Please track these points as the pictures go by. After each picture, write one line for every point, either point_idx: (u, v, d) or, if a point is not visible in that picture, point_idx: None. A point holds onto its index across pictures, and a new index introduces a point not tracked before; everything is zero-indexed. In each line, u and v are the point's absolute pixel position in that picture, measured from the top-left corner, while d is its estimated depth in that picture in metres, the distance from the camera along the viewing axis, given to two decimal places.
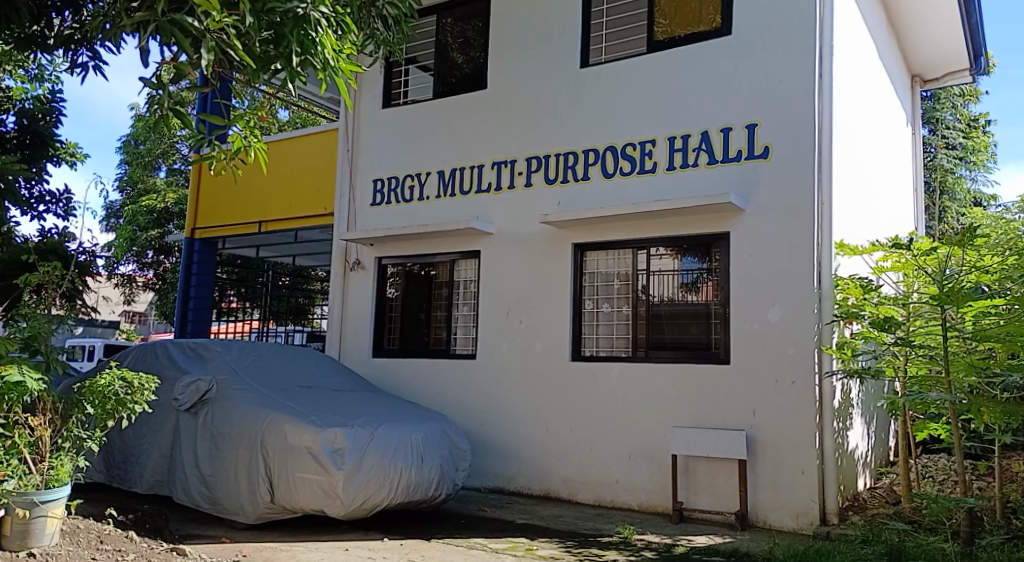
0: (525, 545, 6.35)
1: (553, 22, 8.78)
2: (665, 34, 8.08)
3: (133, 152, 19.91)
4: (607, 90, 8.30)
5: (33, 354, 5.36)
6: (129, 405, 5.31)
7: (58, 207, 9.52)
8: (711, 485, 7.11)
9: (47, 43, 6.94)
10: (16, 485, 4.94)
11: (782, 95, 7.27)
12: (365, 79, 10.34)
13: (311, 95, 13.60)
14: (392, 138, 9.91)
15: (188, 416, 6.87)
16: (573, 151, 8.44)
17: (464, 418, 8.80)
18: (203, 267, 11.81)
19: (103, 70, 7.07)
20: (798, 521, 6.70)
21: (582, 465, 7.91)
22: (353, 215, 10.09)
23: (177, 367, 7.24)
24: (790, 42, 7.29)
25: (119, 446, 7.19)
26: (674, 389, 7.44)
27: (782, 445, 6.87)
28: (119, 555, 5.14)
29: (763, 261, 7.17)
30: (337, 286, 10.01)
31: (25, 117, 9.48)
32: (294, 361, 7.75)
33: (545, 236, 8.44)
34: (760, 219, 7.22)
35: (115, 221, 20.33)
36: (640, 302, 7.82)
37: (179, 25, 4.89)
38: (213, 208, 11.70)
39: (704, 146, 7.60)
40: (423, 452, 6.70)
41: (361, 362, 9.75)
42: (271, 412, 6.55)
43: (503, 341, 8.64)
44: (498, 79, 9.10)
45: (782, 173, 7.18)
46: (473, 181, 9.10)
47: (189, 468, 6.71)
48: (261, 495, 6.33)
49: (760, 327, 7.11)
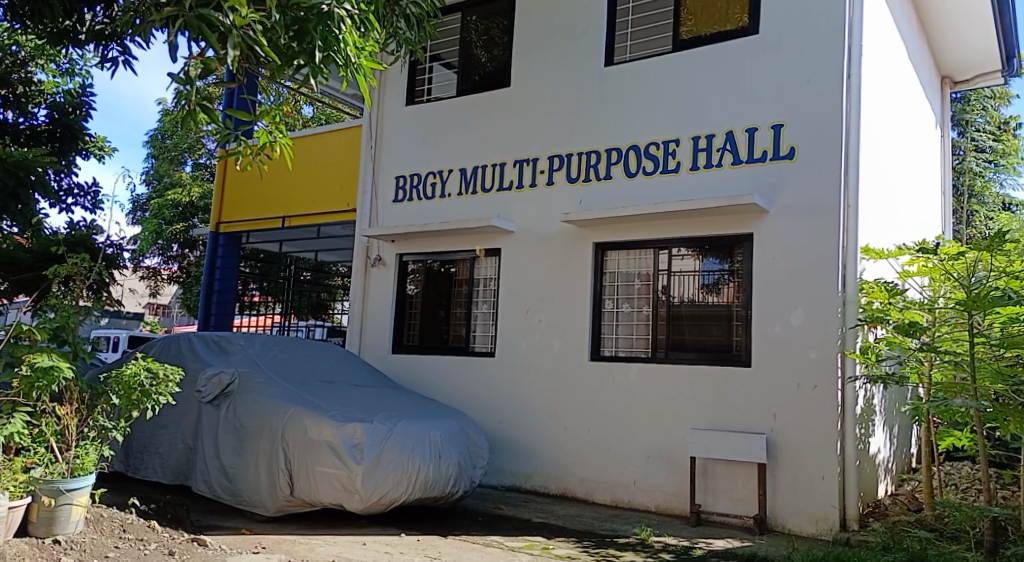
0: (541, 544, 6.36)
1: (577, 21, 8.78)
2: (691, 33, 8.05)
3: (160, 146, 20.14)
4: (630, 90, 8.28)
5: (61, 343, 5.44)
6: (154, 395, 5.38)
7: (86, 200, 9.41)
8: (730, 488, 7.07)
9: (78, 38, 7.19)
10: (43, 472, 5.04)
11: (809, 96, 7.21)
12: (389, 78, 10.39)
13: (334, 92, 13.65)
14: (415, 135, 9.94)
15: (211, 408, 6.95)
16: (595, 150, 8.42)
17: (482, 416, 8.82)
18: (227, 260, 11.92)
19: (133, 64, 7.28)
20: (818, 526, 6.66)
21: (599, 466, 7.90)
22: (375, 211, 10.13)
23: (200, 360, 7.32)
24: (818, 42, 7.22)
25: (141, 436, 7.26)
26: (694, 391, 7.41)
27: (804, 450, 6.82)
28: (142, 545, 5.23)
29: (788, 265, 7.10)
30: (358, 283, 10.09)
31: (56, 110, 9.37)
32: (314, 356, 7.82)
33: (567, 235, 8.43)
34: (785, 221, 7.16)
35: (141, 213, 20.49)
36: (661, 302, 7.78)
37: (207, 20, 4.96)
38: (237, 202, 11.78)
39: (728, 146, 7.55)
40: (442, 448, 6.73)
41: (381, 358, 9.79)
42: (292, 406, 6.61)
43: (522, 339, 8.65)
44: (521, 79, 9.12)
45: (808, 174, 7.11)
46: (496, 180, 9.12)
47: (210, 459, 6.78)
48: (281, 487, 6.39)
49: (781, 330, 7.06)
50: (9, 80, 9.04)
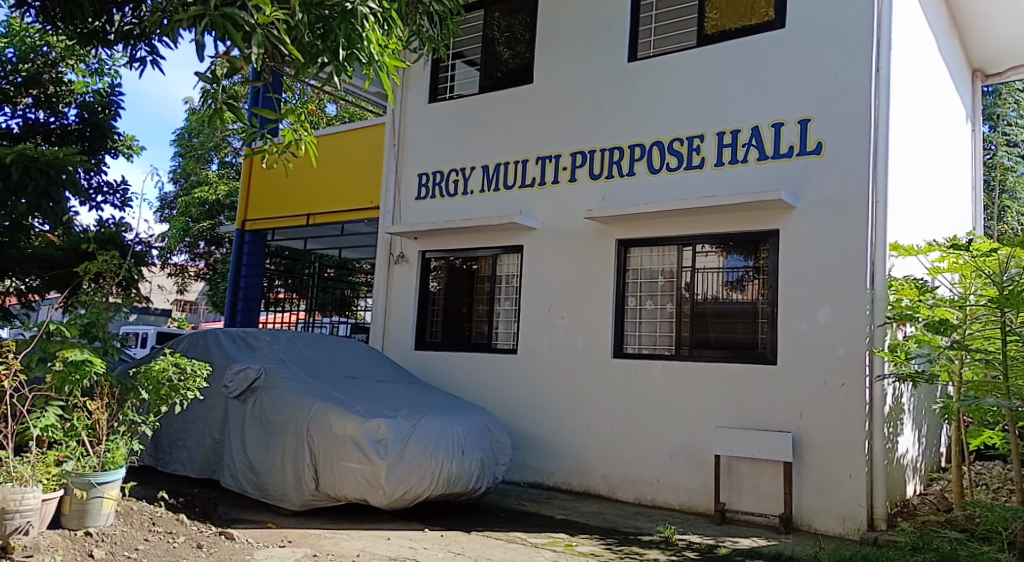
0: (564, 541, 6.36)
1: (600, 16, 8.74)
2: (715, 28, 8.00)
3: (187, 144, 20.36)
4: (654, 85, 8.23)
5: (92, 339, 5.52)
6: (182, 391, 5.44)
7: (115, 198, 9.39)
8: (755, 487, 7.03)
9: (108, 38, 7.32)
10: (76, 466, 5.12)
11: (837, 90, 7.13)
12: (411, 75, 10.41)
13: (357, 90, 13.72)
14: (438, 133, 9.96)
15: (237, 403, 7.02)
16: (618, 146, 8.39)
17: (505, 413, 8.83)
18: (253, 257, 12.02)
19: (161, 64, 7.39)
20: (845, 525, 6.59)
21: (622, 463, 7.88)
22: (398, 208, 10.17)
23: (227, 355, 7.39)
24: (846, 36, 7.14)
25: (169, 430, 7.35)
26: (719, 388, 7.37)
27: (830, 449, 6.75)
28: (171, 537, 5.30)
29: (815, 261, 7.03)
30: (381, 280, 10.13)
31: (86, 110, 9.45)
32: (338, 352, 7.87)
33: (590, 232, 8.41)
34: (811, 217, 7.09)
35: (169, 211, 20.74)
36: (684, 300, 7.74)
37: (232, 19, 5.00)
38: (263, 199, 11.87)
39: (754, 142, 7.49)
40: (464, 444, 6.75)
41: (404, 354, 9.83)
42: (316, 401, 6.65)
43: (544, 336, 8.64)
44: (544, 75, 9.10)
45: (836, 169, 7.03)
46: (518, 176, 9.12)
47: (237, 454, 6.85)
48: (306, 482, 6.43)
49: (808, 327, 6.99)
50: (39, 81, 9.18)
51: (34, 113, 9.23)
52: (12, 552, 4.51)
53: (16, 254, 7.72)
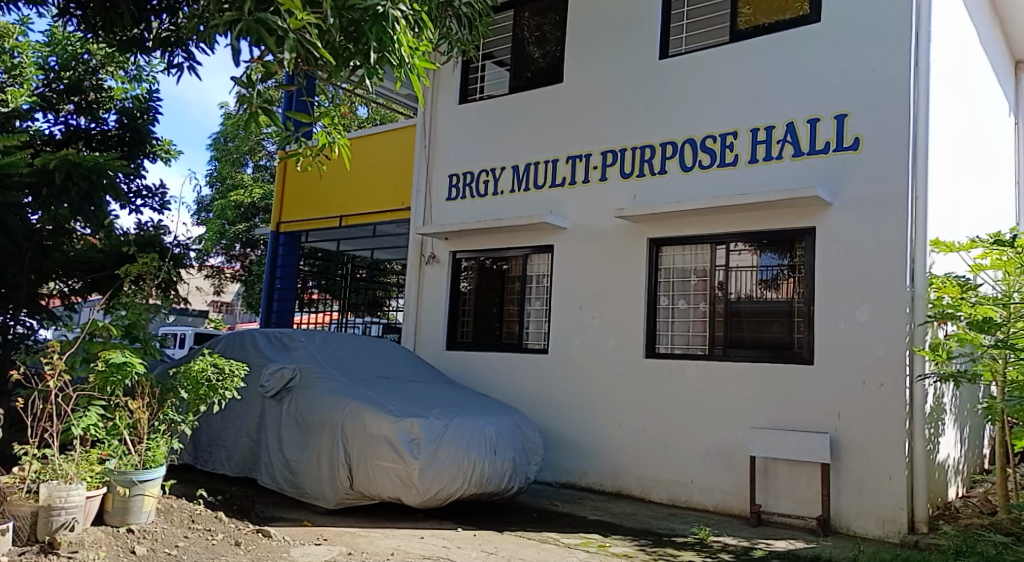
0: (598, 541, 6.33)
1: (631, 14, 8.70)
2: (748, 24, 7.93)
3: (222, 148, 20.66)
4: (686, 83, 8.17)
5: (133, 340, 5.64)
6: (220, 390, 5.52)
7: (154, 201, 9.51)
8: (791, 489, 6.94)
9: (146, 45, 7.51)
10: (117, 464, 5.22)
11: (874, 84, 7.02)
12: (442, 77, 10.46)
13: (388, 92, 13.81)
14: (468, 133, 9.99)
15: (273, 402, 7.10)
16: (650, 144, 8.34)
17: (537, 413, 8.82)
18: (288, 259, 12.15)
19: (197, 70, 7.51)
20: (885, 528, 6.49)
21: (656, 464, 7.83)
22: (429, 209, 10.21)
23: (263, 356, 7.48)
24: (883, 30, 7.03)
25: (207, 429, 7.45)
26: (754, 389, 7.29)
27: (869, 450, 6.65)
28: (210, 535, 5.37)
29: (852, 260, 6.93)
30: (413, 280, 10.18)
31: (125, 115, 9.47)
32: (371, 352, 7.93)
33: (622, 231, 8.37)
34: (848, 215, 6.98)
35: (205, 214, 21.05)
36: (718, 299, 7.67)
37: (265, 24, 5.09)
38: (297, 202, 11.99)
39: (789, 138, 7.40)
40: (497, 444, 6.75)
41: (436, 354, 9.86)
42: (351, 400, 6.70)
43: (576, 336, 8.62)
44: (575, 75, 9.07)
45: (874, 165, 6.91)
46: (549, 176, 9.11)
47: (274, 453, 6.92)
48: (341, 481, 6.48)
49: (846, 327, 6.89)
50: (80, 88, 9.39)
51: (75, 119, 9.35)
52: (58, 548, 4.59)
53: (61, 257, 7.73)
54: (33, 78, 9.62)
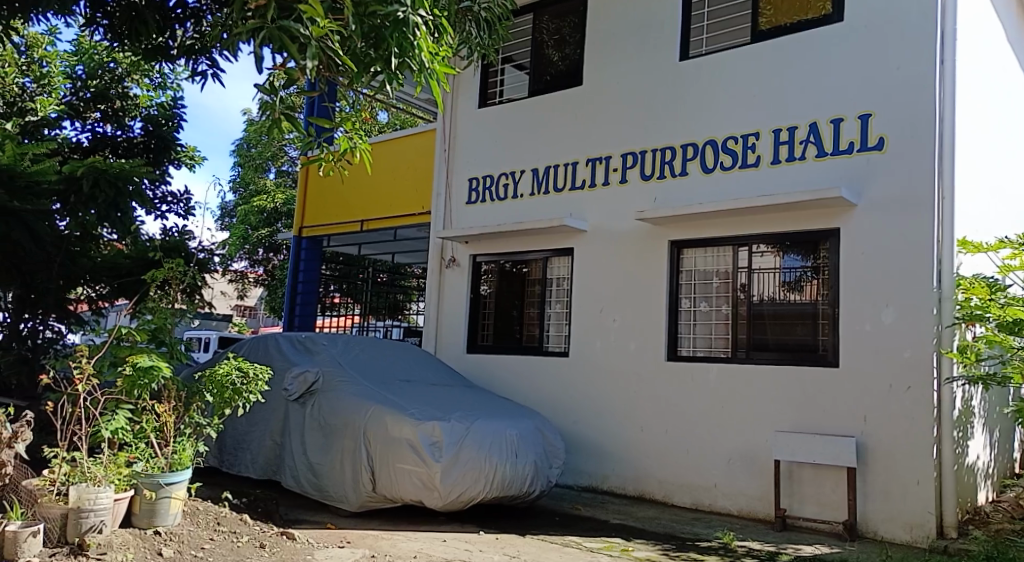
0: (621, 546, 6.31)
1: (650, 16, 8.68)
2: (770, 24, 7.88)
3: (246, 154, 20.86)
4: (706, 84, 8.14)
5: (159, 344, 5.71)
6: (245, 393, 5.56)
7: (179, 207, 9.60)
8: (817, 493, 6.87)
9: (171, 53, 7.56)
10: (145, 467, 5.29)
11: (898, 84, 6.95)
12: (461, 82, 10.49)
13: (408, 97, 13.87)
14: (487, 137, 10.00)
15: (297, 406, 7.15)
16: (671, 146, 8.31)
17: (558, 416, 8.80)
18: (310, 263, 12.23)
19: (221, 77, 7.59)
20: (912, 534, 6.41)
21: (678, 468, 7.79)
22: (449, 213, 10.24)
23: (287, 359, 7.54)
24: (907, 29, 6.96)
25: (232, 432, 7.51)
26: (777, 392, 7.23)
27: (896, 454, 6.57)
28: (235, 537, 5.41)
29: (877, 261, 6.86)
30: (434, 284, 10.21)
31: (150, 123, 9.60)
32: (393, 356, 7.96)
33: (643, 233, 8.34)
34: (872, 216, 6.92)
35: (229, 220, 21.25)
36: (741, 301, 7.62)
37: (288, 31, 5.10)
38: (319, 207, 12.07)
39: (812, 138, 7.34)
40: (518, 448, 6.75)
41: (457, 358, 9.87)
42: (373, 404, 6.73)
43: (597, 339, 8.60)
44: (595, 77, 9.06)
45: (898, 166, 6.84)
46: (568, 179, 9.10)
47: (297, 455, 6.96)
48: (364, 484, 6.51)
49: (872, 329, 6.82)
50: (106, 97, 9.59)
51: (102, 127, 9.54)
52: (86, 550, 4.63)
53: (88, 263, 7.82)
54: (61, 87, 9.80)
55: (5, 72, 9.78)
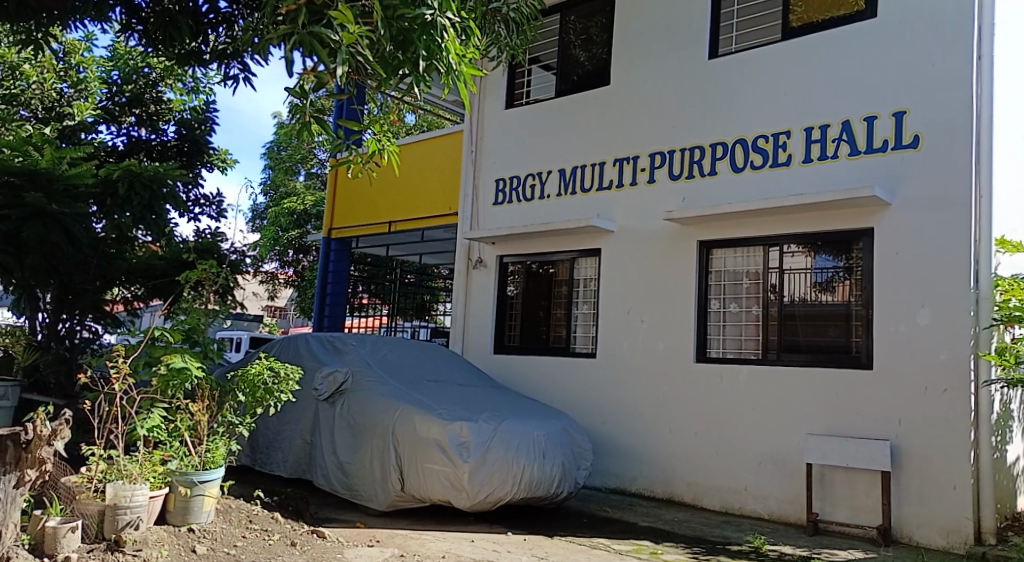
0: (649, 548, 6.27)
1: (679, 15, 8.63)
2: (801, 21, 7.79)
3: (276, 157, 21.09)
4: (736, 83, 8.07)
5: (193, 344, 5.79)
6: (276, 393, 5.63)
7: (211, 209, 9.73)
8: (850, 497, 6.77)
9: (204, 58, 7.62)
10: (179, 465, 5.34)
11: (933, 81, 6.84)
12: (488, 83, 10.51)
13: (436, 99, 13.94)
14: (515, 138, 10.00)
15: (327, 405, 7.20)
16: (700, 145, 8.25)
17: (586, 417, 8.77)
18: (339, 264, 12.31)
19: (252, 81, 7.69)
20: (949, 539, 6.29)
21: (707, 470, 7.72)
22: (476, 213, 10.25)
23: (316, 359, 7.60)
24: (943, 25, 6.84)
25: (263, 431, 7.58)
26: (809, 394, 7.14)
27: (932, 458, 6.46)
28: (267, 535, 5.46)
29: (911, 262, 6.76)
30: (461, 284, 10.23)
31: (183, 127, 9.73)
32: (421, 356, 7.99)
33: (671, 233, 8.28)
34: (906, 215, 6.81)
35: (260, 222, 21.51)
36: (772, 302, 7.54)
37: (319, 37, 5.13)
38: (348, 208, 12.15)
39: (845, 137, 7.24)
40: (546, 449, 6.73)
41: (484, 358, 9.88)
42: (401, 404, 6.76)
43: (625, 340, 8.55)
44: (623, 77, 9.03)
45: (933, 164, 6.73)
46: (596, 179, 9.07)
47: (327, 455, 7.01)
48: (392, 483, 6.54)
49: (906, 330, 6.71)
50: (141, 101, 9.72)
51: (136, 131, 9.65)
52: (123, 546, 4.72)
53: (124, 264, 7.93)
54: (97, 92, 9.93)
55: (43, 78, 9.93)
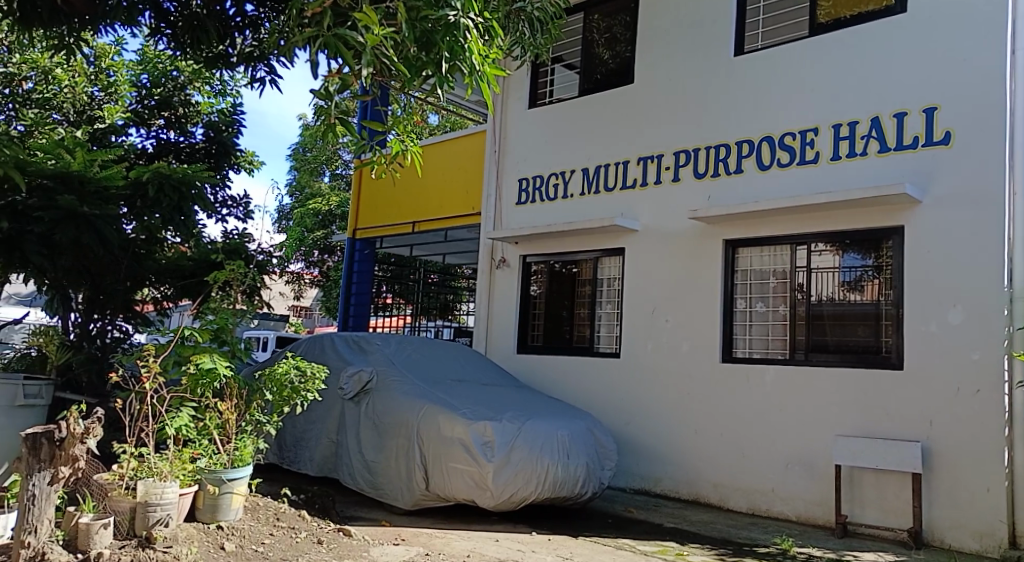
0: (675, 549, 6.22)
1: (703, 13, 8.57)
2: (828, 17, 7.70)
3: (301, 158, 21.26)
4: (762, 81, 8.00)
5: (222, 343, 5.87)
6: (303, 392, 5.71)
7: (238, 210, 9.80)
8: (880, 499, 6.68)
9: (231, 60, 7.76)
10: (207, 463, 5.37)
11: (964, 77, 6.73)
12: (511, 83, 10.50)
13: (459, 100, 13.97)
14: (538, 137, 9.99)
15: (352, 404, 7.23)
16: (725, 143, 8.19)
17: (610, 418, 8.73)
18: (363, 264, 12.37)
19: (278, 83, 7.76)
20: (982, 542, 6.19)
21: (734, 471, 7.66)
22: (499, 213, 10.25)
23: (342, 359, 7.64)
24: (974, 20, 6.74)
25: (290, 430, 7.64)
26: (837, 394, 7.06)
27: (964, 460, 6.36)
28: (294, 533, 5.49)
29: (942, 261, 6.65)
30: (484, 284, 10.24)
31: (211, 129, 9.76)
32: (445, 356, 8.01)
33: (696, 232, 8.23)
34: (937, 213, 6.71)
35: (286, 222, 21.70)
36: (799, 302, 7.47)
37: (343, 39, 5.17)
38: (372, 209, 12.21)
39: (874, 133, 7.14)
40: (570, 449, 6.72)
41: (508, 358, 9.88)
42: (426, 403, 6.77)
43: (649, 340, 8.51)
44: (647, 75, 8.98)
45: (965, 161, 6.63)
46: (619, 178, 9.03)
47: (353, 453, 7.05)
48: (417, 482, 6.55)
49: (938, 330, 6.61)
50: (170, 104, 9.78)
51: (165, 133, 9.73)
52: (154, 542, 4.78)
53: (154, 265, 8.05)
54: (127, 95, 10.02)
55: (75, 82, 10.11)
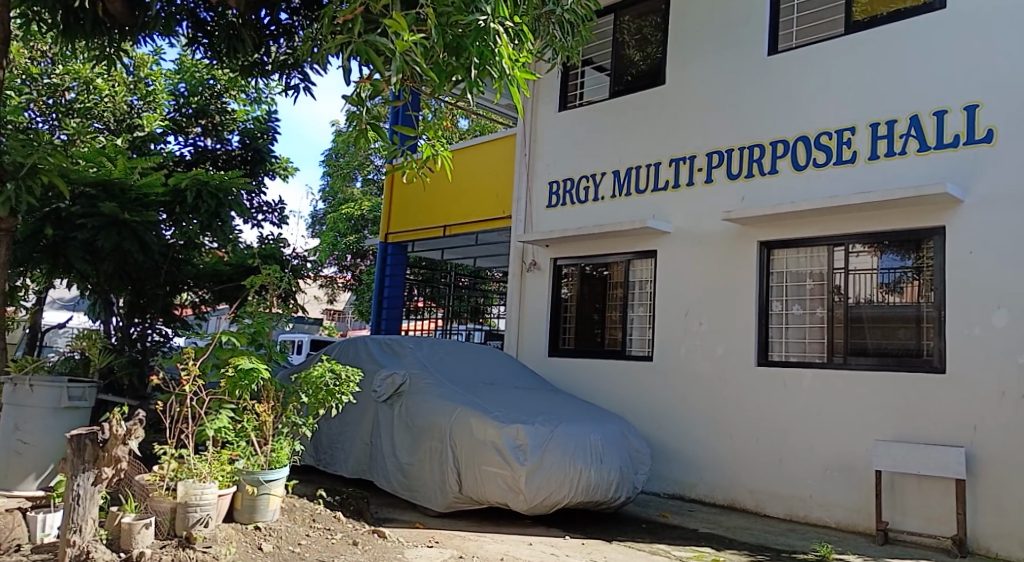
0: (712, 555, 6.15)
1: (736, 13, 8.50)
2: (865, 14, 7.57)
3: (334, 164, 21.48)
4: (796, 80, 7.91)
5: (259, 346, 5.93)
6: (338, 394, 5.76)
7: (274, 216, 9.92)
8: (922, 506, 6.55)
9: (266, 68, 7.88)
10: (246, 464, 5.43)
11: (1007, 74, 6.59)
12: (541, 86, 10.50)
13: (489, 103, 14.01)
14: (569, 140, 9.97)
15: (386, 407, 7.27)
16: (759, 143, 8.11)
17: (643, 421, 8.67)
18: (394, 268, 12.43)
19: (312, 90, 7.85)
20: None
21: (770, 476, 7.56)
22: (530, 216, 10.25)
23: (375, 361, 7.69)
24: (1017, 16, 6.59)
25: (325, 432, 7.70)
26: (876, 398, 6.94)
27: (1010, 466, 6.21)
28: (329, 534, 5.53)
29: (985, 262, 6.51)
30: (515, 287, 10.23)
31: (247, 136, 9.94)
32: (477, 358, 8.02)
33: (730, 234, 8.15)
34: (980, 213, 6.57)
35: (319, 228, 21.92)
36: (837, 304, 7.36)
37: (373, 44, 5.22)
38: (403, 213, 12.27)
39: (913, 132, 7.02)
40: (603, 453, 6.68)
41: (540, 361, 9.85)
42: (458, 406, 6.78)
43: (682, 343, 8.44)
44: (679, 76, 8.92)
45: (1008, 160, 6.48)
46: (651, 180, 8.98)
47: (387, 456, 7.08)
48: (450, 485, 6.56)
49: (982, 332, 6.46)
50: (206, 112, 9.89)
51: (202, 141, 9.90)
52: (194, 542, 4.82)
53: (191, 270, 8.22)
54: (165, 103, 10.13)
55: (116, 91, 10.27)
